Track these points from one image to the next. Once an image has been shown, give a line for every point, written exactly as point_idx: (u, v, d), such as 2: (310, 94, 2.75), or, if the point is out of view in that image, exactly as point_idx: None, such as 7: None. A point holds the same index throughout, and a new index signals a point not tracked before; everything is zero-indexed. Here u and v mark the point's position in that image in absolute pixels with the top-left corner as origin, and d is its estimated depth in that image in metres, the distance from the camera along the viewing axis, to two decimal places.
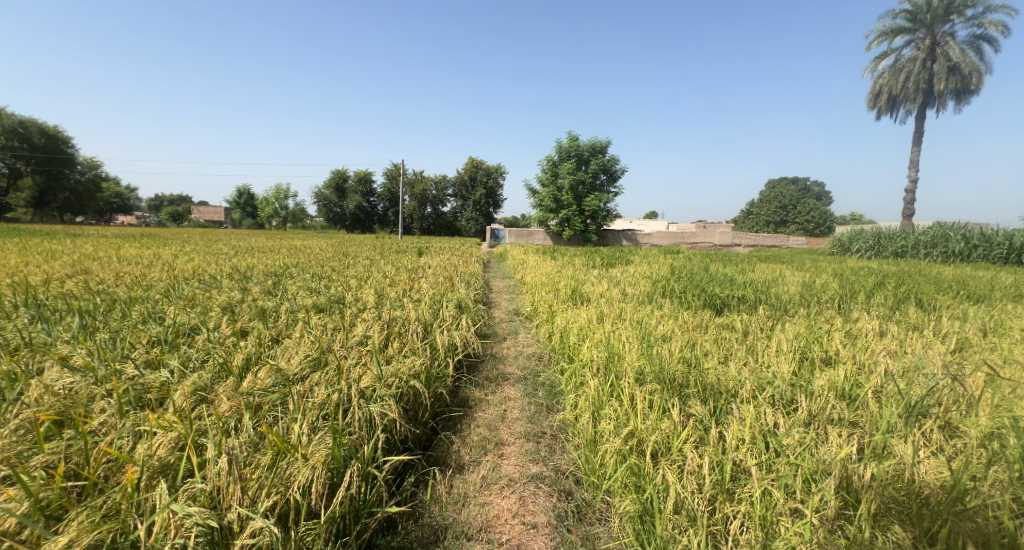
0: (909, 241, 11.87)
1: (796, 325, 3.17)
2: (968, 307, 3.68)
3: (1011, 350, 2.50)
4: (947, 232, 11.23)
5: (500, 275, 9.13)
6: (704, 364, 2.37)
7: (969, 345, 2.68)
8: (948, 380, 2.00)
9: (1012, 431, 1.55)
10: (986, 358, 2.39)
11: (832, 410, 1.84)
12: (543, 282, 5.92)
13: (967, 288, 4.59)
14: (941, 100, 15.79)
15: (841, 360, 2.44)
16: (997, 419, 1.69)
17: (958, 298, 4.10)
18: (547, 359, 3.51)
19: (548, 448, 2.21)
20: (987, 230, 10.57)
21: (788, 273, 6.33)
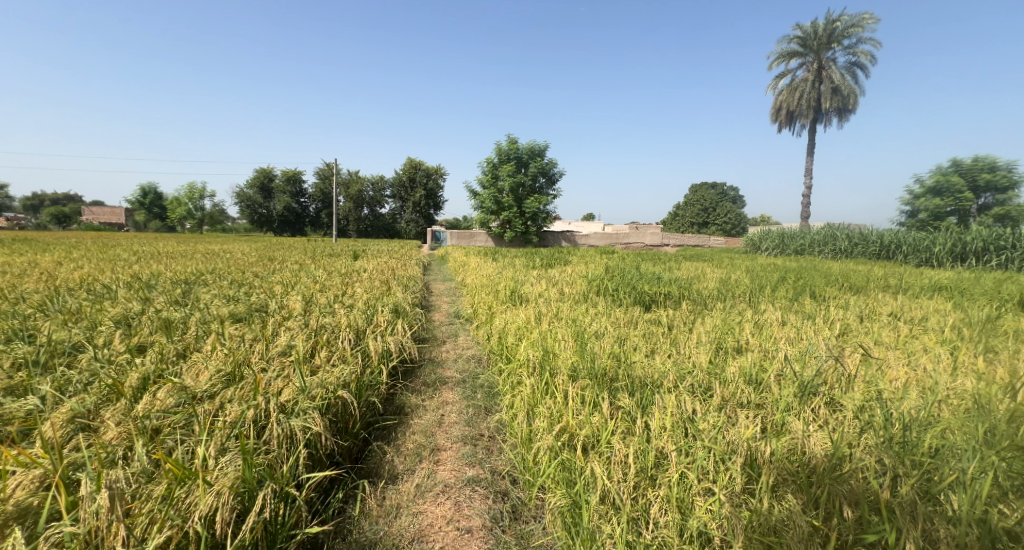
0: (807, 240, 13.40)
1: (713, 318, 3.47)
2: (851, 297, 4.26)
3: (882, 334, 2.90)
4: (835, 232, 12.89)
5: (440, 277, 9.02)
6: (632, 358, 2.51)
7: (850, 329, 3.09)
8: (834, 362, 2.28)
9: (880, 402, 1.82)
10: (863, 341, 2.75)
11: (741, 395, 2.03)
12: (483, 283, 5.92)
13: (853, 281, 5.26)
14: (827, 117, 18.03)
15: (751, 348, 2.69)
16: (869, 391, 1.97)
17: (844, 290, 4.69)
18: (486, 361, 3.51)
19: (485, 450, 2.21)
20: (865, 230, 12.24)
21: (708, 269, 6.90)
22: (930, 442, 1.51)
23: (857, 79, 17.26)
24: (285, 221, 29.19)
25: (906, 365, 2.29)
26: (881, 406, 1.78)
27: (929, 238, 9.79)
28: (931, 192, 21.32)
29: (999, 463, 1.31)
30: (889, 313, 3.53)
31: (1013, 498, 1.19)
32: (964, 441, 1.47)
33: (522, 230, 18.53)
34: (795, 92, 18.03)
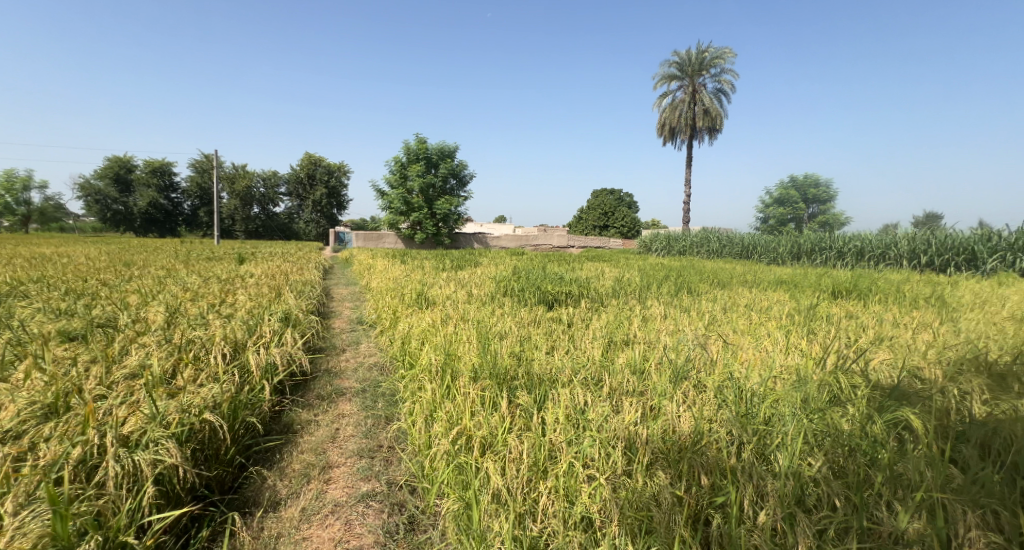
0: (687, 242, 15.18)
1: (608, 314, 3.74)
2: (720, 291, 4.91)
3: (739, 323, 3.40)
4: (709, 235, 14.81)
5: (343, 281, 8.44)
6: (532, 356, 2.60)
7: (718, 320, 3.57)
8: (701, 350, 2.60)
9: (735, 381, 2.12)
10: (726, 330, 3.19)
11: (627, 384, 2.22)
12: (389, 287, 5.66)
13: (722, 277, 6.07)
14: (699, 135, 20.63)
15: (639, 340, 2.96)
16: (728, 372, 2.29)
17: (715, 286, 5.40)
18: (389, 367, 3.36)
19: (383, 462, 2.11)
20: (730, 233, 14.23)
21: (606, 269, 7.45)
22: (767, 411, 1.79)
23: (721, 103, 20.02)
24: (149, 219, 24.91)
25: (755, 349, 2.71)
26: (734, 384, 2.08)
27: (776, 241, 11.72)
28: (777, 202, 25.58)
29: (812, 424, 1.60)
30: (746, 305, 4.15)
31: (817, 450, 1.47)
32: (790, 407, 1.77)
33: (431, 231, 18.15)
34: (674, 110, 20.32)
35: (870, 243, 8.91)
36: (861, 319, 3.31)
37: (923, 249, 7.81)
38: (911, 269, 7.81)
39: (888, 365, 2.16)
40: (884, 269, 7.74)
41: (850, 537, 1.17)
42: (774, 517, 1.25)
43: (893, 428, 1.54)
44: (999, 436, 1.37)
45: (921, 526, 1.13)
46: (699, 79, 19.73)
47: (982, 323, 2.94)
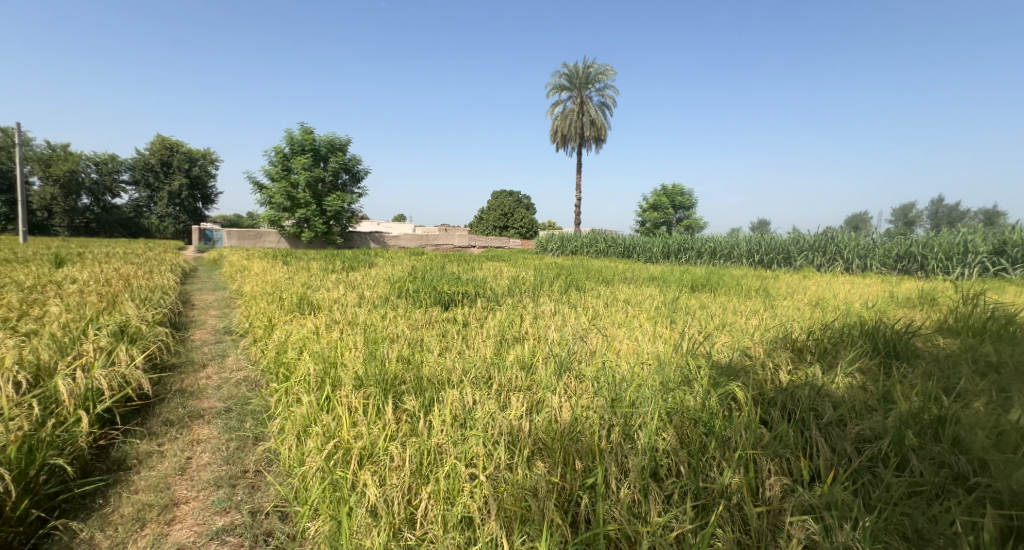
0: (576, 242, 16.23)
1: (502, 313, 3.80)
2: (605, 288, 5.32)
3: (618, 316, 3.71)
4: (596, 236, 16.00)
5: (208, 285, 7.29)
6: (422, 359, 2.51)
7: (602, 314, 3.85)
8: (585, 344, 2.78)
9: (611, 369, 2.30)
10: (607, 323, 3.46)
11: (515, 380, 2.26)
12: (264, 291, 5.02)
13: (607, 275, 6.59)
14: (586, 143, 22.25)
15: (530, 336, 3.05)
16: (607, 360, 2.47)
17: (601, 282, 5.84)
18: (260, 381, 2.97)
19: (246, 489, 1.85)
20: (612, 234, 15.58)
21: (503, 268, 7.57)
22: (635, 394, 1.98)
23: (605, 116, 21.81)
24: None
25: (631, 339, 2.98)
26: (610, 372, 2.25)
27: (650, 242, 13.15)
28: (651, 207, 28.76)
29: (667, 402, 1.82)
30: (625, 299, 4.56)
31: (670, 425, 1.66)
32: (653, 387, 1.98)
33: (319, 230, 16.61)
34: (564, 119, 21.57)
35: (721, 244, 10.48)
36: (714, 309, 3.86)
37: (759, 249, 9.41)
38: (751, 266, 9.37)
39: (730, 346, 2.54)
40: (731, 266, 9.16)
41: (691, 498, 1.34)
42: (632, 490, 1.38)
43: (727, 399, 1.82)
44: (795, 398, 1.70)
45: (740, 480, 1.34)
46: (586, 91, 21.24)
47: (796, 310, 3.64)
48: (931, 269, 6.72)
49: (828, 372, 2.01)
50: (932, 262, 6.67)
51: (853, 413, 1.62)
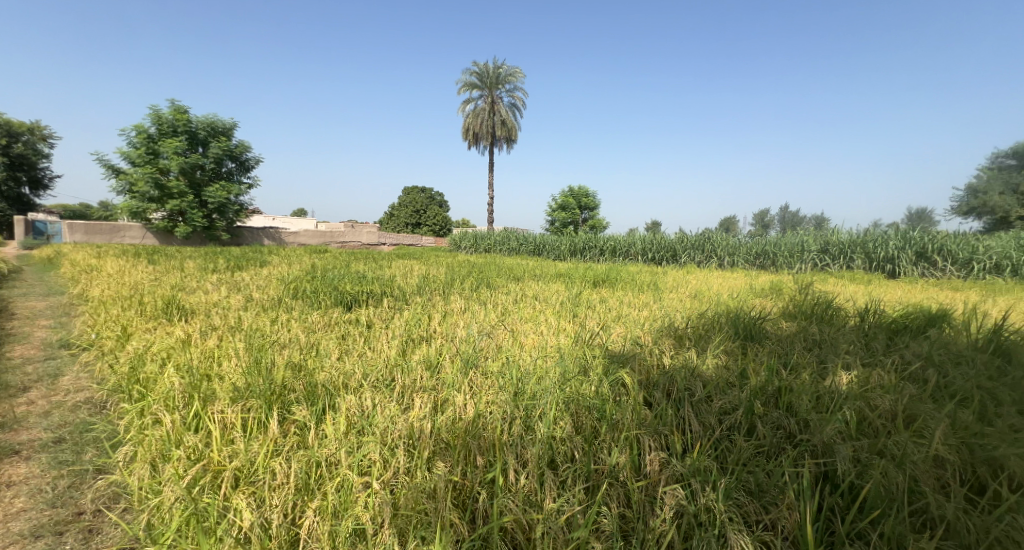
0: (490, 240, 16.28)
1: (409, 312, 3.65)
2: (515, 285, 5.41)
3: (525, 311, 3.79)
4: (508, 233, 16.25)
5: (39, 289, 5.92)
6: (316, 365, 2.30)
7: (511, 310, 3.90)
8: (492, 340, 2.79)
9: (516, 363, 2.32)
10: (515, 318, 3.52)
11: (419, 380, 2.18)
12: (118, 295, 4.22)
13: (517, 272, 6.72)
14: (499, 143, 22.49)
15: (437, 334, 2.97)
16: (512, 355, 2.50)
17: (511, 279, 5.94)
18: (107, 402, 2.48)
19: (82, 534, 1.52)
20: (521, 232, 15.97)
21: (414, 267, 7.32)
22: (536, 385, 2.04)
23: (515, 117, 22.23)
24: None
25: (537, 333, 3.06)
26: (515, 366, 2.29)
27: (557, 240, 13.73)
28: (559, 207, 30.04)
29: (565, 392, 1.89)
30: (533, 295, 4.68)
31: (566, 414, 1.73)
32: (553, 378, 2.05)
33: (199, 224, 14.48)
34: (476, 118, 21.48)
35: (619, 242, 11.32)
36: (613, 302, 4.14)
37: (651, 247, 10.36)
38: (644, 263, 10.28)
39: (624, 335, 2.74)
40: (627, 262, 9.95)
41: (583, 480, 1.41)
42: (528, 480, 1.41)
43: (618, 384, 1.96)
44: (674, 380, 1.90)
45: (625, 458, 1.46)
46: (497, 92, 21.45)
47: (680, 302, 4.05)
48: (783, 265, 7.99)
49: (701, 355, 2.28)
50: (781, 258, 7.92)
51: (716, 389, 1.85)
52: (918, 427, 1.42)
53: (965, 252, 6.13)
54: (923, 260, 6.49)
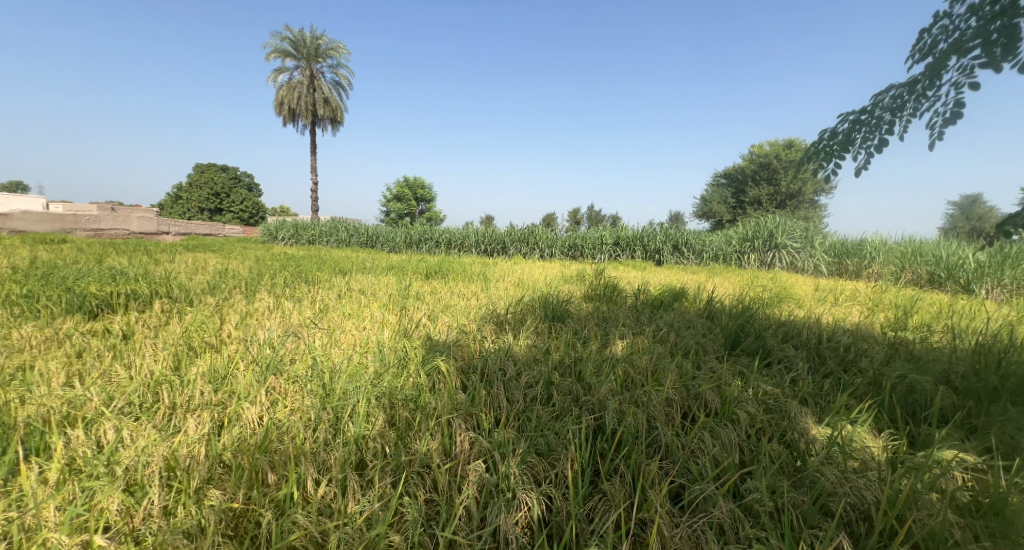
0: (315, 230, 14.27)
1: (189, 315, 2.94)
2: (337, 277, 4.90)
3: (348, 304, 3.44)
4: (336, 221, 14.63)
5: None
6: (22, 396, 1.65)
7: (329, 304, 3.51)
8: (304, 340, 2.46)
9: (328, 361, 2.10)
10: (336, 313, 3.18)
11: (197, 395, 1.78)
12: None
13: (341, 263, 6.09)
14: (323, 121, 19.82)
15: (230, 339, 2.48)
16: (325, 353, 2.25)
17: (333, 271, 5.34)
18: None
19: None
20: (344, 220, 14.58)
21: (206, 260, 5.97)
22: (349, 380, 1.89)
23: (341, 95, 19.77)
24: None
25: (357, 325, 2.83)
26: (327, 364, 2.07)
27: (388, 229, 12.96)
28: (395, 196, 28.55)
29: (379, 388, 1.81)
30: (358, 288, 4.31)
31: (379, 410, 1.67)
32: (370, 373, 1.94)
33: None
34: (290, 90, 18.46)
35: (454, 234, 11.35)
36: (443, 290, 4.14)
37: (483, 239, 10.70)
38: (478, 254, 10.65)
39: (451, 324, 2.77)
40: (459, 254, 10.10)
41: (389, 475, 1.39)
42: (329, 487, 1.32)
43: (436, 371, 1.98)
44: (488, 363, 2.03)
45: (434, 445, 1.50)
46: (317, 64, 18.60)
47: (504, 288, 4.31)
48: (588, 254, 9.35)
49: (516, 338, 2.48)
50: (588, 249, 9.23)
51: (525, 365, 2.05)
52: (659, 378, 1.85)
53: (703, 245, 8.25)
54: (679, 251, 8.48)
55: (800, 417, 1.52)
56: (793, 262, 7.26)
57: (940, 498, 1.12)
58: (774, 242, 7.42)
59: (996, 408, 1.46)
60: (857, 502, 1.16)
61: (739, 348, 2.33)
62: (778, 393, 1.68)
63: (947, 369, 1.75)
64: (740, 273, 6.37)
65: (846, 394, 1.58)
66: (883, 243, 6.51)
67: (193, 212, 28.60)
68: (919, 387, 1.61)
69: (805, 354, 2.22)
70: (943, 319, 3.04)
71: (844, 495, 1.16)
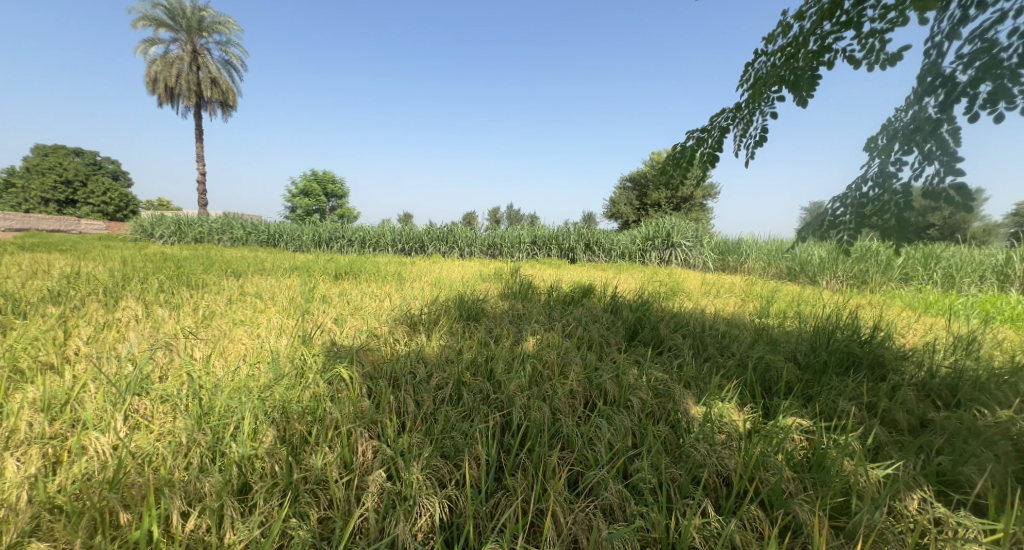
0: (201, 226, 12.42)
1: (20, 329, 2.38)
2: (226, 278, 4.32)
3: (239, 308, 3.05)
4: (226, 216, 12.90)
5: None
6: None
7: (214, 308, 3.07)
8: (180, 353, 2.13)
9: (208, 374, 1.84)
10: (223, 319, 2.81)
11: (25, 427, 1.46)
12: None
13: (232, 263, 5.39)
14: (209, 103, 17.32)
15: (78, 356, 2.07)
16: (204, 364, 1.97)
17: (221, 272, 4.71)
18: None
19: None
20: (235, 214, 12.96)
21: (48, 261, 4.88)
22: (235, 394, 1.68)
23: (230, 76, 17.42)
24: None
25: (249, 331, 2.52)
26: (208, 378, 1.81)
27: (291, 225, 11.79)
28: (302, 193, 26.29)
29: (270, 400, 1.64)
30: (253, 289, 3.85)
31: (267, 426, 1.51)
32: (260, 385, 1.74)
33: None
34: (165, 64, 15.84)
35: (368, 232, 10.68)
36: (353, 291, 3.86)
37: (400, 238, 10.20)
38: (394, 253, 10.15)
39: (360, 327, 2.60)
40: (372, 254, 9.55)
41: (276, 498, 1.28)
42: (200, 519, 1.18)
43: (340, 378, 1.85)
44: (396, 366, 1.95)
45: (331, 458, 1.40)
46: (200, 39, 16.06)
47: (420, 288, 4.16)
48: (508, 252, 9.43)
49: (429, 339, 2.41)
50: (507, 248, 9.33)
51: (435, 365, 1.99)
52: (565, 371, 1.93)
53: (613, 243, 8.79)
54: (591, 249, 8.94)
55: (683, 398, 1.69)
56: (686, 259, 8.08)
57: (782, 459, 1.33)
58: (672, 241, 8.17)
59: (827, 380, 1.77)
60: (721, 470, 1.33)
61: (637, 339, 2.53)
62: (667, 379, 1.85)
63: (794, 349, 2.08)
64: (644, 270, 6.92)
65: (719, 375, 1.79)
66: (757, 243, 7.52)
67: (27, 203, 23.33)
68: (773, 366, 1.89)
69: (691, 342, 2.47)
70: (795, 306, 3.61)
71: (711, 465, 1.33)
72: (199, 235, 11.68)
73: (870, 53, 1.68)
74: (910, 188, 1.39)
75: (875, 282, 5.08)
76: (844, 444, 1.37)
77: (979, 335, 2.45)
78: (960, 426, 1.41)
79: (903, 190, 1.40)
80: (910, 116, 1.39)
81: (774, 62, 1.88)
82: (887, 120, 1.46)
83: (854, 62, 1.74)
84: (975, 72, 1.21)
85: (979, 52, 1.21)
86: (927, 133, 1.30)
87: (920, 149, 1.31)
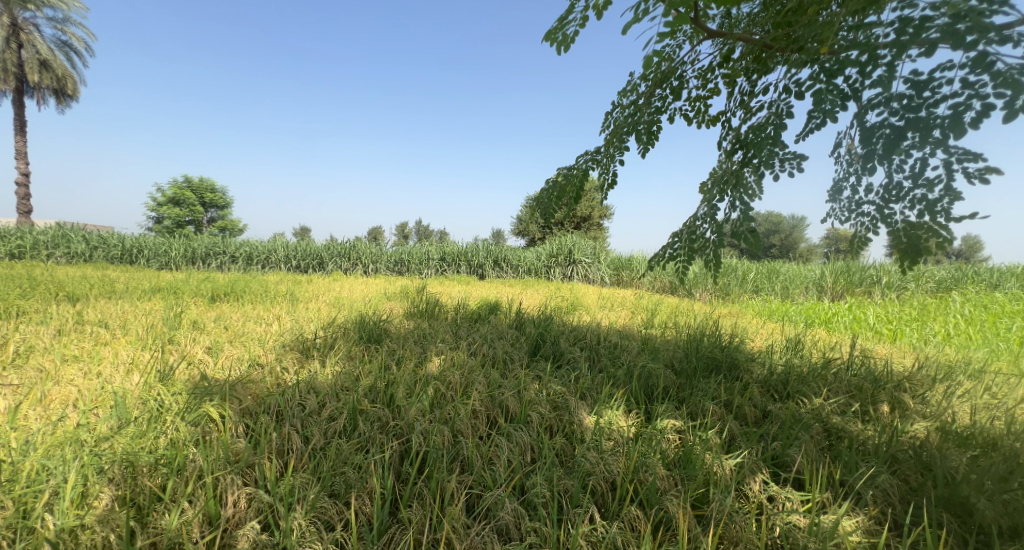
0: (16, 235, 9.80)
1: None
2: (53, 304, 3.48)
3: (72, 341, 2.48)
4: (58, 225, 10.44)
5: None
6: None
7: (34, 342, 2.46)
8: None
9: (15, 430, 1.46)
10: (47, 356, 2.26)
11: None
12: None
13: (66, 285, 4.38)
14: (36, 88, 14.13)
15: None
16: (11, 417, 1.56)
17: (48, 297, 3.80)
18: None
19: None
20: (73, 224, 10.68)
21: None
22: (57, 450, 1.36)
23: (66, 60, 14.45)
24: None
25: (81, 368, 2.05)
26: (15, 433, 1.44)
27: (153, 238, 10.05)
28: (168, 202, 22.61)
29: (109, 450, 1.36)
30: (93, 315, 3.15)
31: (103, 487, 1.26)
32: (95, 436, 1.43)
33: None
34: None
35: (254, 246, 9.49)
36: (229, 316, 3.37)
37: (294, 254, 9.28)
38: (287, 271, 9.20)
39: (237, 356, 2.29)
40: (258, 271, 8.52)
41: None
42: None
43: (208, 417, 1.60)
44: (281, 398, 1.75)
45: (191, 514, 1.22)
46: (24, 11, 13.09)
47: (314, 309, 3.81)
48: (415, 270, 9.13)
49: (322, 365, 2.21)
50: (414, 265, 9.06)
51: (327, 395, 1.82)
52: (468, 392, 1.92)
53: (519, 260, 9.03)
54: (499, 266, 9.09)
55: (577, 410, 1.78)
56: (586, 274, 8.64)
57: (658, 459, 1.48)
58: (573, 258, 8.69)
59: (696, 383, 2.01)
60: (607, 476, 1.42)
61: (539, 354, 2.62)
62: (563, 393, 1.93)
63: (671, 357, 2.32)
64: (547, 285, 7.21)
65: (609, 385, 1.93)
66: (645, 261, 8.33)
67: None
68: (654, 373, 2.09)
69: (587, 355, 2.63)
70: (674, 317, 4.07)
71: (599, 473, 1.42)
72: (15, 249, 9.35)
73: (699, 113, 1.99)
74: (723, 228, 1.62)
75: (734, 293, 5.95)
76: (706, 440, 1.56)
77: (804, 337, 3.01)
78: (789, 415, 1.71)
79: (719, 228, 1.63)
80: (725, 168, 1.65)
81: (624, 113, 2.07)
82: (714, 168, 1.76)
83: (688, 119, 2.04)
84: (757, 140, 1.47)
85: (761, 124, 1.48)
86: (731, 183, 1.55)
87: (728, 197, 1.56)
